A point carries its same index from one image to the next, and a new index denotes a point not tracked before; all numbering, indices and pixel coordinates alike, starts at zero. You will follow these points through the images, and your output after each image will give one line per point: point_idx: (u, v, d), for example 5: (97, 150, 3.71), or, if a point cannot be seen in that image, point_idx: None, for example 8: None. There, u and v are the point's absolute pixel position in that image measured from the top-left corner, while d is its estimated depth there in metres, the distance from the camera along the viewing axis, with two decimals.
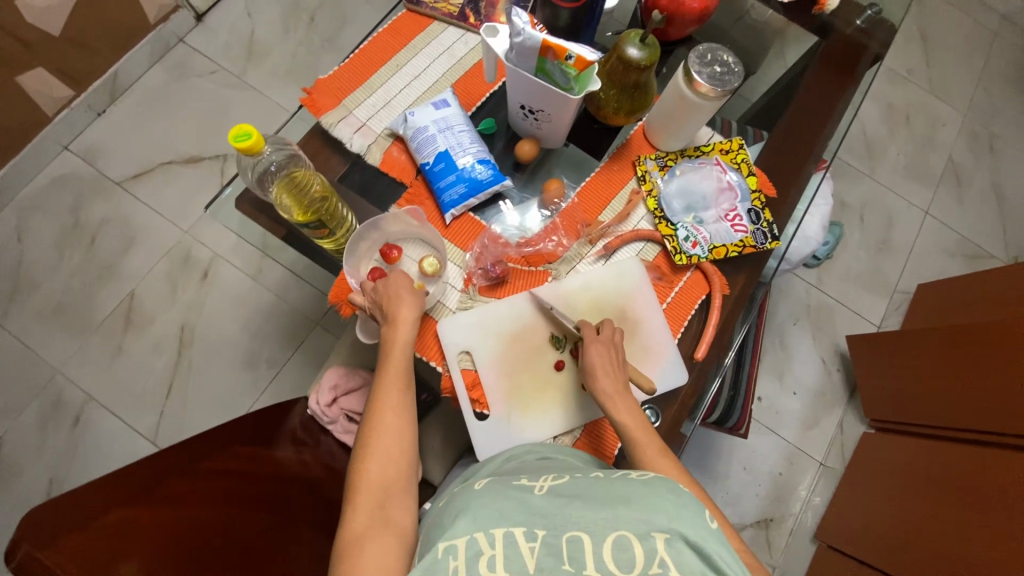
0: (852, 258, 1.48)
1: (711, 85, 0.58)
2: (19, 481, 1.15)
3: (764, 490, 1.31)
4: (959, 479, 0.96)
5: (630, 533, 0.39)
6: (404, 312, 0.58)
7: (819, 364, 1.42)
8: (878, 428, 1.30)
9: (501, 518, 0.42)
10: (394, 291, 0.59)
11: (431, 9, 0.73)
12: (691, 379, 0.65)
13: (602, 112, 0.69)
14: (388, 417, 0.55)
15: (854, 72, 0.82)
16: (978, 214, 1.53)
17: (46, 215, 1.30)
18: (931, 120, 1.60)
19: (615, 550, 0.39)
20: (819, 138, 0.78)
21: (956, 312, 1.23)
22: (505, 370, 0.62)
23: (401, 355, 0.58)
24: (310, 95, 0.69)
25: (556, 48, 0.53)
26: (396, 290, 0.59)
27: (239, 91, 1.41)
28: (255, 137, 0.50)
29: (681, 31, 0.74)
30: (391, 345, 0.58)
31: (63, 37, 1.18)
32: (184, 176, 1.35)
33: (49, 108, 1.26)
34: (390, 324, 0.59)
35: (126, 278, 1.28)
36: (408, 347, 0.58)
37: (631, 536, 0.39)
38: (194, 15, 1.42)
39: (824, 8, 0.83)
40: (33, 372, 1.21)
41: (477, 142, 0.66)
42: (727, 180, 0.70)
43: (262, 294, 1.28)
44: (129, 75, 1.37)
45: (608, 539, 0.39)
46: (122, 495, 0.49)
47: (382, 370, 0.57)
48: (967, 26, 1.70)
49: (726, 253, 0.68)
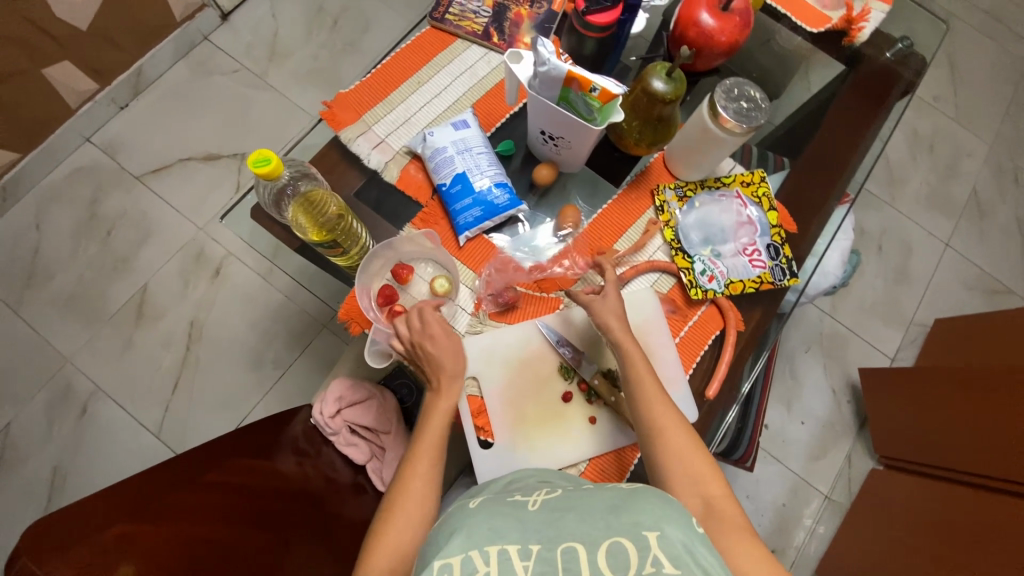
0: (868, 287, 1.46)
1: (737, 121, 0.57)
2: (23, 468, 1.16)
3: (766, 520, 1.29)
4: (969, 524, 0.93)
5: (623, 538, 0.39)
6: (447, 378, 0.56)
7: (829, 394, 1.39)
8: (887, 464, 1.27)
9: (496, 536, 0.40)
10: (441, 357, 0.56)
11: (454, 27, 0.73)
12: (700, 417, 0.64)
13: (623, 142, 0.68)
14: (416, 483, 0.52)
15: (882, 105, 0.81)
16: (1001, 249, 1.50)
17: (65, 205, 1.31)
18: (955, 150, 1.57)
19: (609, 557, 0.38)
20: (843, 172, 0.77)
21: (974, 350, 1.20)
22: (516, 340, 0.62)
23: (439, 425, 0.55)
24: (330, 109, 0.68)
25: (581, 80, 0.53)
26: (443, 353, 0.56)
27: (260, 91, 1.42)
28: (274, 162, 0.50)
29: (708, 64, 0.73)
30: (432, 409, 0.56)
31: (91, 32, 1.20)
32: (201, 173, 1.36)
33: (73, 101, 1.28)
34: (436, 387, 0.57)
35: (139, 272, 1.29)
36: (447, 417, 0.56)
37: (624, 540, 0.38)
38: (219, 14, 1.44)
39: (854, 40, 0.82)
40: (44, 360, 1.22)
41: (495, 165, 0.66)
42: (747, 214, 0.69)
43: (271, 295, 1.28)
44: (153, 71, 1.39)
45: (601, 546, 0.38)
46: (120, 508, 0.48)
47: (418, 434, 0.55)
48: (998, 55, 1.66)
49: (743, 289, 0.66)
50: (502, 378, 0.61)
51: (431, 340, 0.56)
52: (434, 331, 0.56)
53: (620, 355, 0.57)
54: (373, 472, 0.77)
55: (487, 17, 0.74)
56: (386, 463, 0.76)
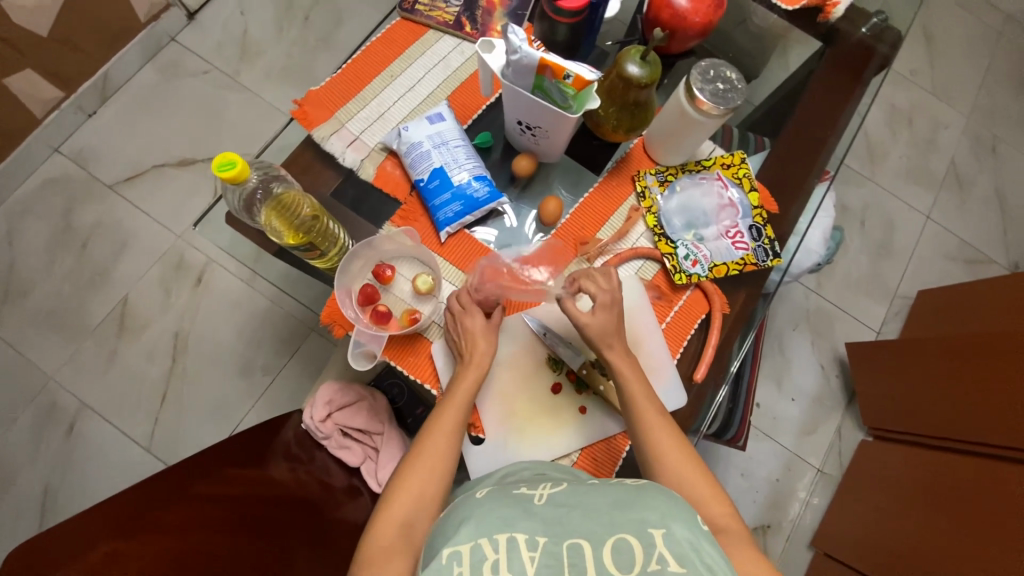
0: (852, 262, 1.47)
1: (713, 103, 0.56)
2: (13, 489, 1.14)
3: (762, 497, 1.31)
4: (960, 491, 0.95)
5: (628, 534, 0.39)
6: (478, 357, 0.58)
7: (818, 370, 1.41)
8: (876, 436, 1.30)
9: (506, 523, 0.41)
10: (471, 334, 0.59)
11: (425, 18, 0.71)
12: (690, 401, 0.64)
13: (601, 129, 0.67)
14: (439, 440, 0.54)
15: (859, 80, 0.81)
16: (980, 218, 1.52)
17: (38, 219, 1.28)
18: (934, 122, 1.59)
19: (613, 553, 0.38)
20: (821, 150, 0.77)
21: (959, 319, 1.22)
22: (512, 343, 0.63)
23: (466, 393, 0.57)
24: (301, 107, 0.67)
25: (554, 67, 0.51)
26: (478, 331, 0.59)
27: (232, 92, 1.38)
28: (240, 165, 0.48)
29: (683, 45, 0.72)
30: (456, 385, 0.57)
31: (52, 38, 1.15)
32: (177, 179, 1.33)
33: (39, 110, 1.24)
34: (462, 364, 0.58)
35: (119, 283, 1.26)
36: (469, 395, 0.57)
37: (629, 536, 0.39)
38: (186, 13, 1.39)
39: (828, 16, 0.81)
40: (26, 379, 1.20)
41: (473, 158, 0.65)
42: (728, 197, 0.69)
43: (256, 300, 1.26)
44: (120, 75, 1.35)
45: (607, 542, 0.39)
46: (110, 528, 0.47)
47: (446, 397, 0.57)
48: (972, 25, 1.67)
49: (726, 271, 0.66)
50: (498, 368, 0.62)
51: (461, 318, 0.59)
52: (476, 310, 0.60)
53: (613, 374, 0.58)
54: (369, 474, 0.77)
55: (458, 6, 0.72)
56: (380, 463, 0.76)
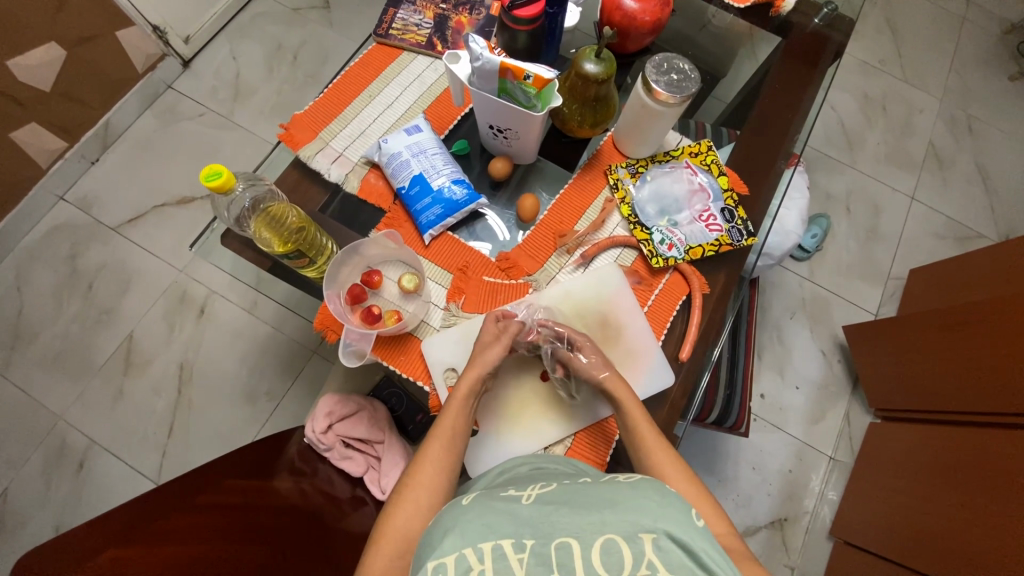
0: (842, 247, 1.49)
1: (669, 92, 0.60)
2: (24, 531, 1.15)
3: (776, 489, 1.29)
4: (971, 466, 0.94)
5: (617, 536, 0.39)
6: (477, 369, 0.59)
7: (820, 357, 1.41)
8: (884, 418, 1.29)
9: (489, 531, 0.41)
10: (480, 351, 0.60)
11: (398, 41, 0.76)
12: (679, 380, 0.66)
13: (567, 126, 0.71)
14: (428, 469, 0.55)
15: (817, 64, 0.84)
16: (964, 196, 1.54)
17: (45, 264, 1.32)
18: (907, 107, 1.63)
19: (602, 554, 0.39)
20: (786, 134, 0.80)
21: (955, 295, 1.23)
22: (513, 361, 0.64)
23: (458, 413, 0.58)
24: (287, 131, 0.71)
25: (515, 70, 0.55)
26: (483, 345, 0.60)
27: (227, 130, 1.45)
28: (226, 175, 0.52)
29: (639, 44, 0.77)
30: (454, 399, 0.58)
31: (55, 92, 1.23)
32: (177, 217, 1.38)
33: (44, 161, 1.30)
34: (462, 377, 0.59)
35: (125, 320, 1.29)
36: (467, 407, 0.58)
37: (619, 539, 0.39)
38: (180, 61, 1.47)
39: (780, 9, 0.85)
40: (37, 420, 1.22)
41: (451, 163, 0.68)
42: (698, 182, 0.72)
43: (259, 326, 1.29)
44: (120, 123, 1.41)
45: (596, 544, 0.39)
46: (116, 537, 0.48)
47: (438, 423, 0.58)
48: (934, 12, 1.73)
49: (702, 253, 0.69)
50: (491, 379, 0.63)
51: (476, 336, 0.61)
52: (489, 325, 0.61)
53: (614, 405, 0.59)
54: (371, 483, 0.78)
55: (429, 28, 0.77)
56: (383, 470, 0.77)
